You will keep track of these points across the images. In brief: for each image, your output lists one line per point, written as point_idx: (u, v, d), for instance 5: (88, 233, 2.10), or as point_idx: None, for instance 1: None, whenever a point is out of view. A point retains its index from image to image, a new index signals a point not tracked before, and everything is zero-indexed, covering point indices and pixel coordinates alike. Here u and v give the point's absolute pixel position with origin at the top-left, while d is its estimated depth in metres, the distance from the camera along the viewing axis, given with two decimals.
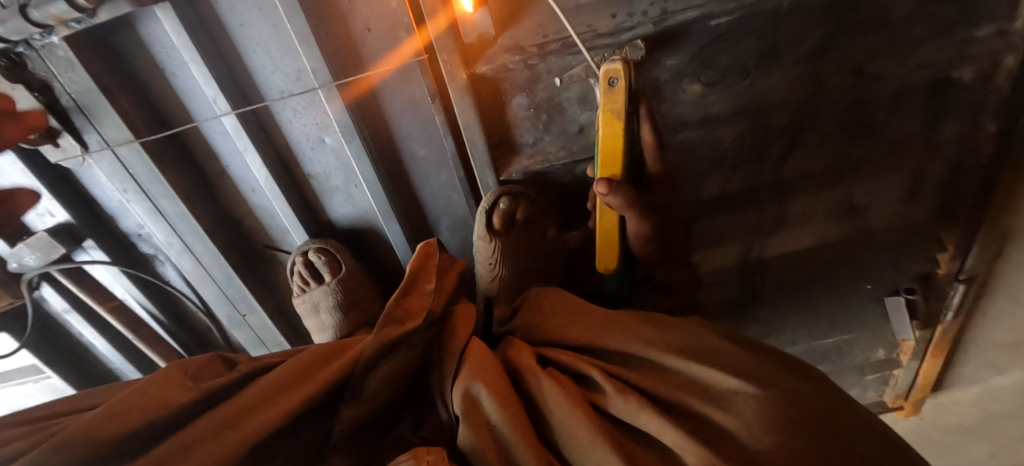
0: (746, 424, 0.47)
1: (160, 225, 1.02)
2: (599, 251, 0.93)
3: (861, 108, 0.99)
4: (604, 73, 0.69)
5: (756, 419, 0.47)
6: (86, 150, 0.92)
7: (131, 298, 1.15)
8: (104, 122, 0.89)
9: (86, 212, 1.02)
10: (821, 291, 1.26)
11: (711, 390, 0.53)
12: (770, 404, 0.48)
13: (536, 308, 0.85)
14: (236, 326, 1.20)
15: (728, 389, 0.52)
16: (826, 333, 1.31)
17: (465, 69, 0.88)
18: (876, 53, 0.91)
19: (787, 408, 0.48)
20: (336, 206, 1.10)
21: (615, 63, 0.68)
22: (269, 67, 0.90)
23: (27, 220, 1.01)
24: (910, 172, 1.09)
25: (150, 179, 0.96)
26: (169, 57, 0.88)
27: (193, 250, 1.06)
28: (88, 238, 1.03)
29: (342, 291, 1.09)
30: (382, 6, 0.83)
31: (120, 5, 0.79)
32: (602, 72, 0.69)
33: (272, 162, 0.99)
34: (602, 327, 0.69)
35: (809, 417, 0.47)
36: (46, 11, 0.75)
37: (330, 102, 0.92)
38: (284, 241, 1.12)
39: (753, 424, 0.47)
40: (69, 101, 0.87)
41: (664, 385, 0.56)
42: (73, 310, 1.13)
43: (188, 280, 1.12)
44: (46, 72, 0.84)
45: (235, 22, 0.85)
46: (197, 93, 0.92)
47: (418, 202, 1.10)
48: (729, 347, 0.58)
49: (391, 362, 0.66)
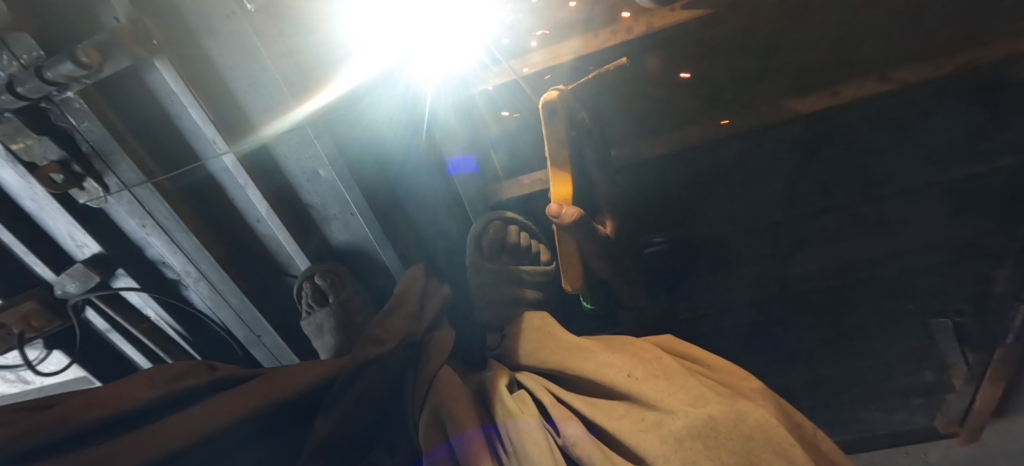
0: (665, 454, 0.49)
1: (176, 255, 1.12)
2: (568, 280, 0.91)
3: (889, 115, 0.92)
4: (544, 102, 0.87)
5: (675, 453, 0.48)
6: (108, 191, 1.00)
7: (160, 319, 1.28)
8: (120, 166, 0.97)
9: (117, 244, 1.14)
10: (849, 313, 1.15)
11: (646, 416, 0.53)
12: (694, 423, 0.50)
13: (515, 332, 0.88)
14: (254, 345, 1.33)
15: (657, 415, 0.53)
16: (855, 354, 1.20)
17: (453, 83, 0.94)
18: (900, 60, 0.87)
19: (704, 429, 0.49)
20: (335, 233, 1.15)
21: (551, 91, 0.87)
22: (260, 106, 0.93)
23: (70, 250, 1.14)
24: (959, 182, 0.95)
25: (166, 216, 1.04)
26: (172, 101, 0.94)
27: (208, 278, 1.16)
28: (119, 267, 1.15)
29: (342, 313, 1.13)
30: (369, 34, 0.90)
31: (121, 60, 0.85)
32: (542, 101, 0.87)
33: (271, 195, 1.06)
34: (561, 352, 0.70)
35: (728, 440, 0.48)
36: (57, 71, 0.81)
37: (320, 139, 0.94)
38: (292, 266, 1.23)
39: (672, 454, 0.48)
40: (89, 147, 0.95)
41: (605, 416, 0.56)
42: (113, 330, 1.28)
43: (208, 304, 1.24)
44: (67, 123, 0.92)
45: (227, 66, 0.89)
46: (199, 133, 0.98)
47: (412, 228, 1.14)
48: (672, 366, 0.59)
49: (366, 378, 0.73)
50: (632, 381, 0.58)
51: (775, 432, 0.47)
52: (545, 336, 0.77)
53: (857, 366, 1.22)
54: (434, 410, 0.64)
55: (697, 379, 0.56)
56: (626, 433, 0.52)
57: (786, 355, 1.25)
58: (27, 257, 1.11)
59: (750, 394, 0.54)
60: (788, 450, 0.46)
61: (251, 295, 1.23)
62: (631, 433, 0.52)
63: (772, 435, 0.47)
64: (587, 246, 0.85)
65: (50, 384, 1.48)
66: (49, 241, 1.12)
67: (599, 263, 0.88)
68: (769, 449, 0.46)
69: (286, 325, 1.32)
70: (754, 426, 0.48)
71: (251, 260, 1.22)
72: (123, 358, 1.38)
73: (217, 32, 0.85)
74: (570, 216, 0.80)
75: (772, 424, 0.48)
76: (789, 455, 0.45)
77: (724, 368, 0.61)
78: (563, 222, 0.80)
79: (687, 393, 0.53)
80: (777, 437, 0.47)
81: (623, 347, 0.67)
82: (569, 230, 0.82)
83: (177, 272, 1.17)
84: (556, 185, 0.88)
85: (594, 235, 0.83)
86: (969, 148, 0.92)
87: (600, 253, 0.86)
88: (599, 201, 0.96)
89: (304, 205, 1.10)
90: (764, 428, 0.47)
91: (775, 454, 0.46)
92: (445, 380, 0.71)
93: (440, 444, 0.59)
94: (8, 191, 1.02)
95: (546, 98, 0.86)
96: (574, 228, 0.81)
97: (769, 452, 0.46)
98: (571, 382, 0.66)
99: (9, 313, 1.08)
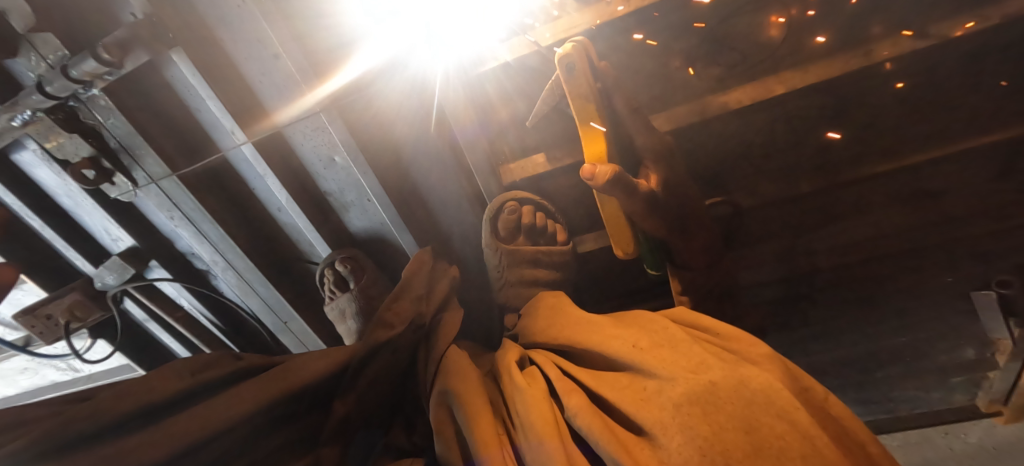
0: (662, 420, 0.48)
1: (204, 246, 1.16)
2: (613, 238, 0.95)
3: (926, 79, 0.88)
4: (558, 57, 0.82)
5: (672, 419, 0.47)
6: (136, 185, 1.04)
7: (193, 308, 1.33)
8: (147, 160, 1.00)
9: (149, 237, 1.18)
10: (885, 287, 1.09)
11: (647, 386, 0.53)
12: (691, 389, 0.49)
13: (530, 310, 0.93)
14: (281, 330, 1.37)
15: (656, 384, 0.52)
16: (887, 333, 1.16)
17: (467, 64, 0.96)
18: (939, 13, 0.81)
19: (702, 393, 0.48)
20: (354, 219, 1.17)
21: (568, 48, 0.82)
22: (275, 95, 0.94)
23: (107, 244, 1.19)
24: (1002, 144, 0.90)
25: (192, 208, 1.08)
26: (191, 95, 0.96)
27: (234, 266, 1.20)
28: (152, 259, 1.20)
29: (363, 299, 1.15)
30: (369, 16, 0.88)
31: (140, 56, 0.87)
32: (557, 57, 0.82)
33: (290, 183, 1.09)
34: (572, 327, 0.74)
35: (728, 404, 0.46)
36: (81, 69, 0.84)
37: (333, 125, 0.95)
38: (314, 254, 1.25)
39: (670, 421, 0.47)
40: (116, 143, 0.98)
41: (606, 387, 0.56)
42: (151, 319, 1.34)
43: (236, 292, 1.28)
44: (95, 120, 0.95)
45: (242, 56, 0.90)
46: (218, 125, 1.00)
47: (429, 213, 1.16)
48: (680, 335, 0.58)
49: (380, 361, 0.79)
50: (638, 351, 0.58)
51: (777, 394, 0.45)
52: (559, 314, 0.81)
53: (891, 343, 1.17)
54: (443, 394, 0.68)
55: (700, 346, 0.55)
56: (624, 402, 0.53)
57: (814, 333, 1.20)
58: (68, 252, 1.17)
59: (755, 359, 0.53)
60: (791, 413, 0.44)
61: (275, 283, 1.26)
62: (631, 400, 0.52)
63: (773, 396, 0.45)
64: (629, 203, 0.83)
65: (97, 372, 1.57)
66: (85, 236, 1.18)
67: (646, 221, 0.88)
68: (772, 411, 0.44)
69: (310, 312, 1.36)
70: (756, 387, 0.46)
71: (274, 248, 1.25)
72: (161, 347, 1.45)
73: (228, 21, 0.85)
74: (604, 175, 0.76)
75: (776, 387, 0.46)
76: (792, 418, 0.43)
77: (733, 336, 0.59)
78: (597, 182, 0.77)
79: (689, 359, 0.53)
80: (779, 400, 0.45)
81: (633, 322, 0.68)
82: (606, 190, 0.79)
83: (206, 262, 1.21)
84: (588, 146, 0.86)
85: (633, 191, 0.80)
86: (1013, 108, 0.88)
87: (643, 212, 0.85)
88: (641, 152, 0.91)
89: (323, 193, 1.12)
90: (768, 391, 0.45)
91: (778, 417, 0.44)
92: (453, 362, 0.74)
93: (449, 425, 0.65)
94: (47, 189, 1.08)
95: (560, 52, 0.82)
96: (611, 186, 0.77)
97: (771, 415, 0.44)
98: (578, 356, 0.69)
99: (54, 304, 1.15)
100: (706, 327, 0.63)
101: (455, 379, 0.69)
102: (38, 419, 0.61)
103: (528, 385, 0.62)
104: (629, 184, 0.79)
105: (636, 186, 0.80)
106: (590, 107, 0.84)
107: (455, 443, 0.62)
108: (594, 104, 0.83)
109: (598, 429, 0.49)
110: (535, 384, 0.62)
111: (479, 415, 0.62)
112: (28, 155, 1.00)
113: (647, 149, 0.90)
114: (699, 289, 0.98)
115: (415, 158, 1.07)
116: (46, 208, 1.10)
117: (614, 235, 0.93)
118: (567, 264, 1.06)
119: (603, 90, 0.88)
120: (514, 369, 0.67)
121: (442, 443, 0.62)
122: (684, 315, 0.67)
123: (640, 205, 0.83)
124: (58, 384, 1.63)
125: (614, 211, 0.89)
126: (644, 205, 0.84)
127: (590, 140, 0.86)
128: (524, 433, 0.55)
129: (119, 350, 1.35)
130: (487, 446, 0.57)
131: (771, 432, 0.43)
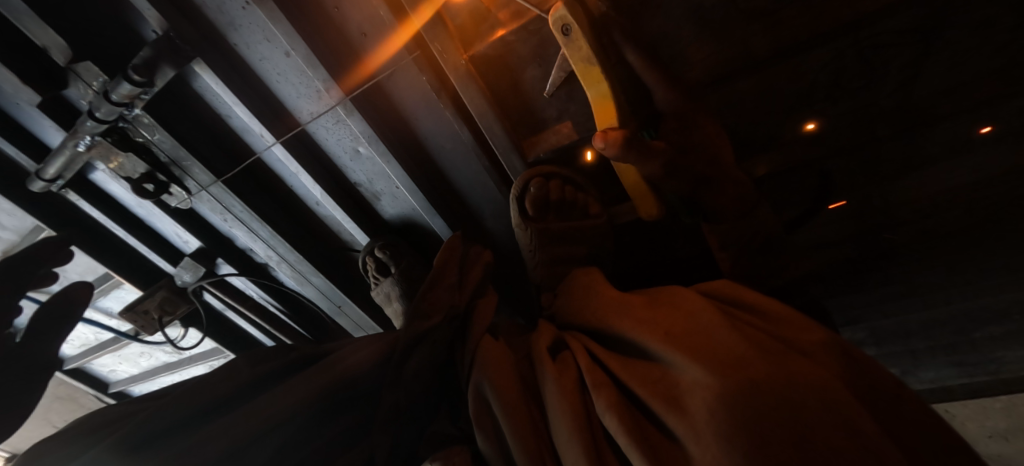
0: (697, 427, 0.49)
1: (258, 242, 1.26)
2: (634, 199, 0.89)
3: None
4: (554, 23, 0.75)
5: (707, 426, 0.48)
6: (191, 193, 1.13)
7: (260, 298, 1.46)
8: (193, 170, 1.07)
9: (212, 237, 1.28)
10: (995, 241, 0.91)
11: (679, 382, 0.56)
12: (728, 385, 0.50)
13: (565, 288, 0.94)
14: (337, 314, 1.49)
15: (690, 381, 0.54)
16: (979, 290, 1.02)
17: (463, 55, 0.95)
18: None
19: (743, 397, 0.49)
20: (385, 206, 1.22)
21: (560, 10, 0.73)
22: (293, 93, 1.00)
23: (179, 247, 1.31)
24: None
25: (240, 210, 1.16)
26: (221, 103, 1.01)
27: (287, 259, 1.30)
28: (218, 257, 1.31)
29: (406, 281, 1.19)
30: (363, 8, 0.90)
31: (165, 71, 0.90)
32: (552, 22, 0.75)
33: (323, 179, 1.14)
34: (604, 309, 0.76)
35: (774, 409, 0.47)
36: (118, 93, 0.90)
37: (351, 117, 1.01)
38: (355, 243, 1.30)
39: (704, 428, 0.49)
40: (165, 158, 1.06)
41: (636, 381, 0.60)
42: (228, 308, 1.49)
43: (293, 281, 1.39)
44: (144, 138, 1.02)
45: (256, 58, 0.95)
46: (249, 129, 1.05)
47: (458, 192, 1.19)
48: (719, 326, 0.59)
49: (419, 354, 0.78)
50: (670, 338, 0.62)
51: (835, 398, 0.47)
52: (590, 292, 0.84)
53: (977, 301, 1.04)
54: (479, 386, 0.70)
55: (741, 333, 0.58)
56: (655, 400, 0.55)
57: (901, 290, 1.06)
58: (150, 255, 1.29)
59: (809, 349, 0.54)
60: (852, 420, 0.45)
61: (326, 272, 1.35)
62: (664, 400, 0.55)
63: (830, 401, 0.47)
64: (645, 168, 0.75)
65: (196, 352, 1.80)
66: (159, 239, 1.29)
67: (679, 175, 0.77)
68: (830, 420, 0.45)
69: (362, 297, 1.44)
70: (807, 388, 0.48)
71: (320, 238, 1.31)
72: (241, 332, 1.62)
73: (236, 25, 0.90)
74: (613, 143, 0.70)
75: (833, 390, 0.48)
76: (853, 427, 0.44)
77: (782, 317, 0.60)
78: (609, 150, 0.70)
79: (728, 351, 0.55)
80: (837, 405, 0.46)
81: (669, 301, 0.69)
82: (619, 158, 0.72)
83: (263, 257, 1.32)
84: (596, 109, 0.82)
85: (649, 155, 0.72)
86: None
87: (661, 174, 0.76)
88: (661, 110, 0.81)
89: (354, 183, 1.18)
90: (823, 395, 0.47)
91: (838, 427, 0.44)
92: (486, 350, 0.75)
93: (487, 416, 0.67)
94: (123, 202, 1.19)
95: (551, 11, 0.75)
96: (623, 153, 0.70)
97: (827, 424, 0.45)
98: (611, 338, 0.71)
99: (148, 300, 1.30)
100: (745, 305, 0.65)
101: (495, 365, 0.71)
102: (125, 411, 0.69)
103: (559, 375, 0.66)
104: (644, 146, 0.71)
105: (652, 146, 0.72)
106: (594, 69, 0.78)
107: (495, 434, 0.65)
108: (600, 67, 0.77)
109: (628, 434, 0.52)
110: (567, 374, 0.65)
111: (514, 411, 0.63)
112: (100, 174, 1.11)
113: (667, 105, 0.79)
114: (740, 242, 0.83)
115: (430, 139, 1.10)
116: (124, 218, 1.21)
117: (635, 198, 0.89)
118: (601, 239, 1.02)
119: (610, 45, 0.80)
120: (547, 355, 0.71)
121: (484, 436, 0.65)
122: (728, 290, 0.69)
123: (657, 168, 0.74)
124: (169, 365, 1.89)
125: (632, 175, 0.84)
126: (663, 168, 0.74)
127: (598, 102, 0.81)
128: (557, 426, 0.59)
129: (210, 337, 1.54)
130: (524, 441, 0.60)
131: (827, 443, 0.43)
